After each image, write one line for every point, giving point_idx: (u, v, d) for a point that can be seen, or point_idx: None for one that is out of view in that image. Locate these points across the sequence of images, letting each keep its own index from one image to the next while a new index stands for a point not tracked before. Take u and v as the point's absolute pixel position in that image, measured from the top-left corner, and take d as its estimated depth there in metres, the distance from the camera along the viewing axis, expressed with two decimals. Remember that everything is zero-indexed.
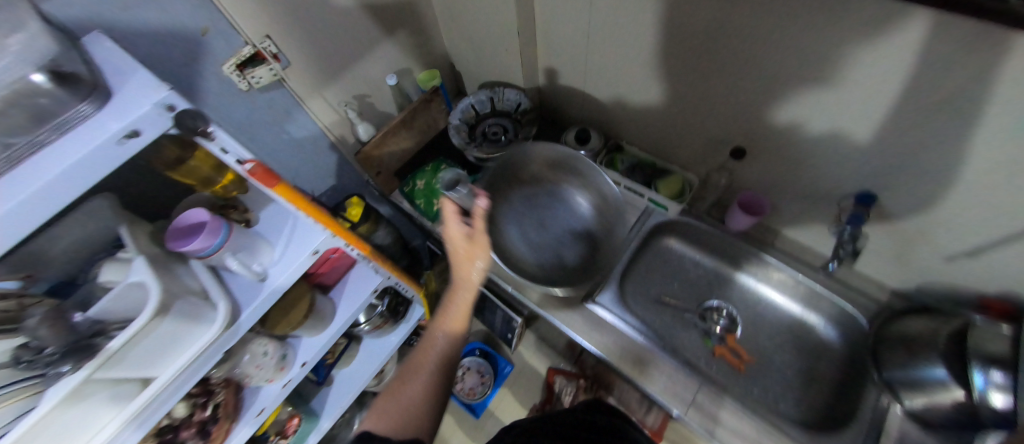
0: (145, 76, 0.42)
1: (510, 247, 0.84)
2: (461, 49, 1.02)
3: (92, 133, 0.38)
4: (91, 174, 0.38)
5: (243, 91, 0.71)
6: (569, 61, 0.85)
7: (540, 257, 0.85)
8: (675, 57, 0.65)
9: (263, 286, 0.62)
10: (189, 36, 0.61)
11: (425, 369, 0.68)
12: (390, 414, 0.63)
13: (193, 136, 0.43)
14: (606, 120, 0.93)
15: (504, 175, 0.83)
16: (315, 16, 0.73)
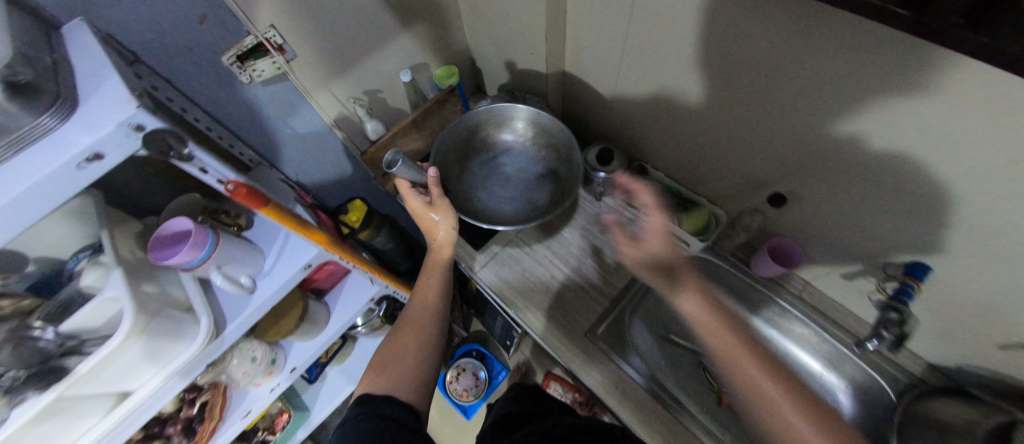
0: (118, 86, 0.37)
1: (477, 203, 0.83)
2: (483, 46, 0.95)
3: (51, 155, 0.34)
4: (49, 200, 0.34)
5: (245, 83, 0.66)
6: (600, 72, 0.77)
7: (511, 207, 0.82)
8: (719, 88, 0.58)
9: (252, 298, 0.59)
10: (184, 24, 0.56)
11: (415, 327, 0.72)
12: (385, 371, 0.65)
13: (167, 159, 0.38)
14: (632, 139, 0.86)
15: (456, 142, 0.85)
16: (326, 5, 0.67)
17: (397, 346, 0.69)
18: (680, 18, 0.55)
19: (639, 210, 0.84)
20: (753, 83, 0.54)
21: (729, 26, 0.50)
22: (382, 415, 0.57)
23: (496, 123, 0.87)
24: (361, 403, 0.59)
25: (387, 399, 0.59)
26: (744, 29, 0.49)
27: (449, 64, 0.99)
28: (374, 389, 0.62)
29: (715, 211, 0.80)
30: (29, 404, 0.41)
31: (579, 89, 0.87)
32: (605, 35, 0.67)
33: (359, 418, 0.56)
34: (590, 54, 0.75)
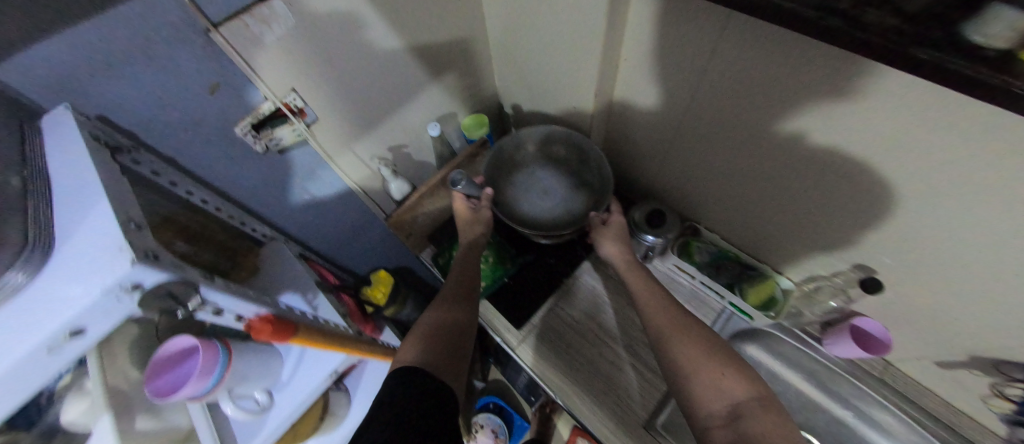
0: (105, 218, 0.28)
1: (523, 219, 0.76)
2: (516, 93, 0.88)
3: (12, 333, 0.25)
4: (10, 396, 0.26)
5: (260, 153, 0.58)
6: (651, 132, 0.70)
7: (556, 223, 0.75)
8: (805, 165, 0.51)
9: (268, 418, 0.50)
10: (193, 96, 0.48)
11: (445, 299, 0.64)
12: (423, 342, 0.57)
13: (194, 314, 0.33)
14: (683, 199, 0.78)
15: (500, 158, 0.76)
16: (353, 63, 0.59)
17: (432, 321, 0.61)
18: (762, 97, 0.47)
19: (694, 277, 0.75)
20: (858, 174, 0.46)
21: (831, 118, 0.43)
22: (427, 401, 0.49)
23: (535, 139, 0.76)
24: (401, 378, 0.51)
25: (431, 377, 0.52)
26: (847, 121, 0.42)
27: (479, 111, 0.91)
28: (413, 361, 0.53)
29: (781, 279, 0.72)
30: None
31: (623, 145, 0.79)
32: (664, 98, 0.60)
33: (400, 398, 0.49)
34: (641, 111, 0.68)
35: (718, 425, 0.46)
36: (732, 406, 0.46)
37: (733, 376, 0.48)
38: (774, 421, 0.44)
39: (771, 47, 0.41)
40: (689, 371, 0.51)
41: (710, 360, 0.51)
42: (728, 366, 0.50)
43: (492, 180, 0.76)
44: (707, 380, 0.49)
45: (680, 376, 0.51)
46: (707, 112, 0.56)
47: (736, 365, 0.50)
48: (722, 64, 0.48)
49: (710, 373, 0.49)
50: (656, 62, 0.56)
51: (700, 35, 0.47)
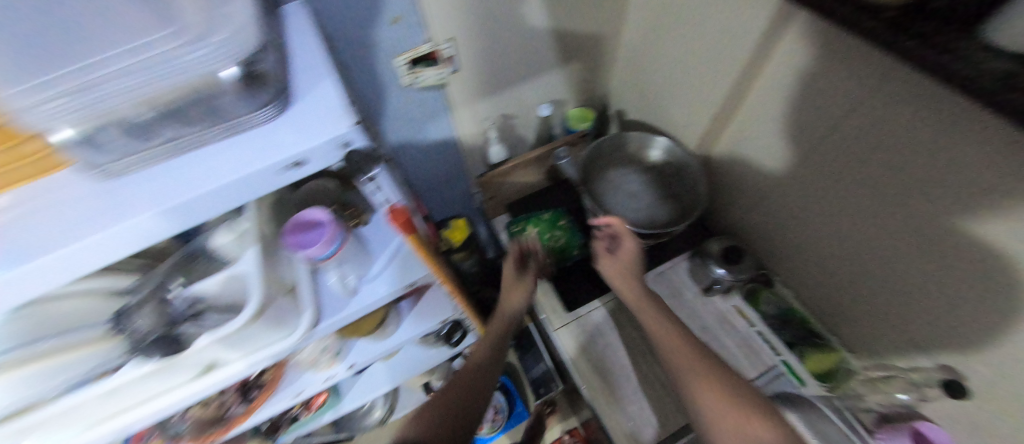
0: (331, 90, 0.35)
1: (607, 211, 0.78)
2: (627, 98, 0.91)
3: (260, 153, 0.32)
4: (233, 199, 0.33)
5: (404, 85, 0.66)
6: (753, 171, 0.70)
7: (635, 223, 0.76)
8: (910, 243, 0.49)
9: (352, 301, 0.58)
10: (379, 22, 0.56)
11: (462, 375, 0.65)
12: (429, 421, 0.57)
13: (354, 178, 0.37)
14: (767, 245, 0.77)
15: (602, 150, 0.80)
16: (504, 29, 0.66)
17: (445, 394, 0.62)
18: (893, 171, 0.46)
19: (752, 325, 0.75)
20: (973, 281, 0.43)
21: (963, 214, 0.41)
22: None
23: (638, 145, 0.81)
24: None
25: None
26: (976, 223, 0.40)
27: (586, 106, 0.95)
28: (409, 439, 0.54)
29: (849, 359, 0.68)
30: (132, 365, 0.43)
31: (719, 177, 0.79)
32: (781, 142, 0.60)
33: None
34: (750, 149, 0.68)
35: None
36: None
37: (759, 418, 0.47)
38: None
39: (921, 121, 0.40)
40: (713, 412, 0.50)
41: (733, 408, 0.49)
42: (752, 405, 0.48)
43: (588, 166, 0.80)
44: (733, 422, 0.48)
45: (704, 427, 0.50)
46: (825, 168, 0.55)
47: (763, 408, 0.48)
48: (862, 127, 0.47)
49: (733, 415, 0.48)
50: (787, 106, 0.56)
51: (846, 92, 0.47)
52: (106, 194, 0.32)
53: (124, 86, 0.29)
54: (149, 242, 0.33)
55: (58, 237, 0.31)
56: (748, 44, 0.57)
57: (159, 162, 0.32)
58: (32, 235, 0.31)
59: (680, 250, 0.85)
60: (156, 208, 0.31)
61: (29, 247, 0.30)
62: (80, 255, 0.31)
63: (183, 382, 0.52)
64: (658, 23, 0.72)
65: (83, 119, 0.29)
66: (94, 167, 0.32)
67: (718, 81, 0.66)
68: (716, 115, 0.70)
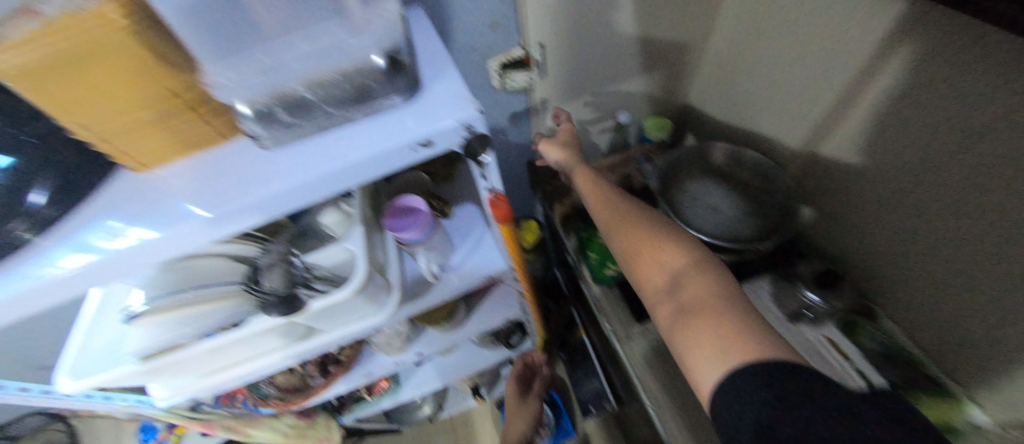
0: (455, 82, 0.38)
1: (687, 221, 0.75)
2: (711, 108, 0.88)
3: (394, 133, 0.35)
4: (363, 173, 0.36)
5: (494, 87, 0.71)
6: (857, 190, 0.64)
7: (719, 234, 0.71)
8: None
9: (434, 287, 0.61)
10: (479, 28, 0.60)
11: None
12: None
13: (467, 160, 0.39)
14: (872, 274, 0.69)
15: (684, 161, 0.80)
16: (592, 37, 0.67)
17: None
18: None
19: (850, 361, 0.66)
20: None
21: None
22: None
23: (724, 159, 0.79)
24: None
25: None
26: None
27: (663, 115, 0.94)
28: None
29: (977, 413, 0.58)
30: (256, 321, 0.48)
31: (815, 194, 0.74)
32: (887, 158, 0.56)
33: None
34: (853, 164, 0.62)
35: (660, 300, 0.44)
36: (675, 275, 0.43)
37: (672, 245, 0.45)
38: (709, 284, 0.41)
39: None
40: (634, 252, 0.47)
41: (649, 239, 0.46)
42: (666, 234, 0.46)
43: (667, 174, 0.78)
44: (650, 257, 0.45)
45: (629, 269, 0.48)
46: (941, 188, 0.49)
47: (673, 233, 0.46)
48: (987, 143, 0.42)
49: (652, 250, 0.45)
50: (893, 118, 0.52)
51: (967, 104, 0.43)
52: (263, 162, 0.37)
53: (297, 69, 0.33)
54: (291, 209, 0.37)
55: (225, 197, 0.36)
56: (859, 50, 0.53)
57: (306, 138, 0.36)
58: (205, 193, 0.37)
59: (765, 270, 0.78)
60: (303, 176, 0.35)
61: (206, 202, 0.36)
62: (238, 214, 0.35)
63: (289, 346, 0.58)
64: (750, 31, 0.70)
65: (258, 96, 0.33)
66: (256, 140, 0.36)
67: (818, 90, 0.62)
68: (815, 126, 0.66)
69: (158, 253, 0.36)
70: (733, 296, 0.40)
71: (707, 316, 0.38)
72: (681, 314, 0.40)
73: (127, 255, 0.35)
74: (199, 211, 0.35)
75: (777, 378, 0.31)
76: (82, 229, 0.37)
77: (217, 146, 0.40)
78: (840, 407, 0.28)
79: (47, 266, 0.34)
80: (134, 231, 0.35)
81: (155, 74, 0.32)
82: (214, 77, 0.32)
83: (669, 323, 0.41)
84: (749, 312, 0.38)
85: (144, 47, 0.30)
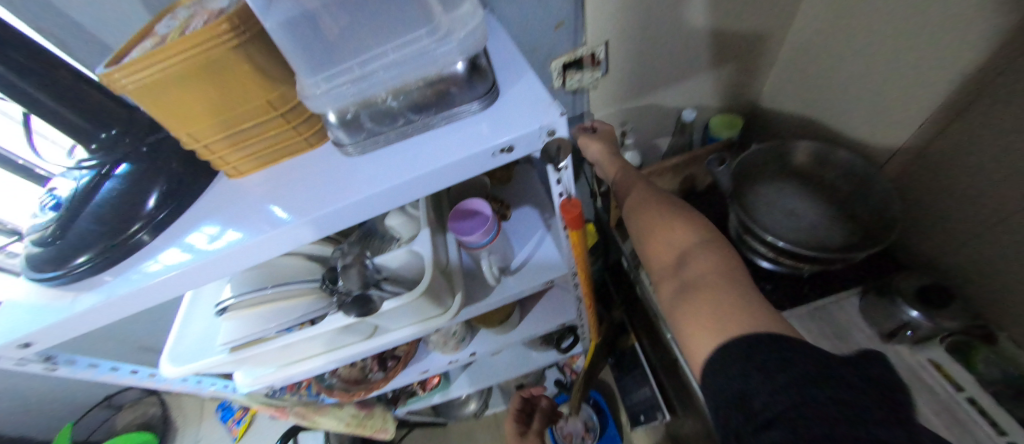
0: (534, 85, 0.37)
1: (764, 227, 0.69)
2: (790, 103, 0.80)
3: (474, 138, 0.35)
4: (442, 179, 0.36)
5: (555, 87, 0.69)
6: (975, 194, 0.56)
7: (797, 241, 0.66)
8: None
9: (494, 290, 0.60)
10: (545, 28, 0.59)
11: None
12: None
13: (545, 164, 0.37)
14: (990, 291, 0.60)
15: (760, 160, 0.73)
16: (662, 32, 0.64)
17: None
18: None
19: (960, 389, 0.58)
20: None
21: None
22: None
23: (807, 158, 0.71)
24: None
25: None
26: None
27: (732, 112, 0.88)
28: None
29: None
30: (330, 318, 0.50)
31: (918, 199, 0.65)
32: (1018, 161, 0.48)
33: None
34: (972, 166, 0.54)
35: (665, 271, 0.46)
36: (682, 253, 0.45)
37: (683, 225, 0.47)
38: (715, 260, 0.43)
39: None
40: (647, 233, 0.50)
41: (666, 217, 0.48)
42: (676, 215, 0.48)
43: (741, 175, 0.72)
44: (660, 236, 0.48)
45: (640, 243, 0.51)
46: None
47: (686, 215, 0.48)
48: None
49: (662, 229, 0.48)
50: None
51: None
52: (346, 167, 0.38)
53: (382, 79, 0.33)
54: (370, 215, 0.38)
55: (310, 202, 0.37)
56: (990, 35, 0.46)
57: (388, 144, 0.37)
58: (291, 198, 0.38)
59: (850, 285, 0.72)
60: (385, 182, 0.35)
61: (292, 207, 0.37)
62: (322, 219, 0.37)
63: (356, 343, 0.59)
64: (843, 18, 0.63)
65: (346, 104, 0.34)
66: (339, 145, 0.37)
67: (932, 82, 0.55)
68: (924, 122, 0.58)
69: (247, 256, 0.38)
70: (732, 274, 0.41)
71: (705, 288, 0.40)
72: (685, 285, 0.42)
73: (221, 257, 0.37)
74: (286, 215, 0.37)
75: (762, 345, 0.32)
76: (181, 232, 0.39)
77: (304, 155, 0.42)
78: (818, 371, 0.29)
79: (152, 264, 0.37)
80: (226, 234, 0.38)
81: (254, 86, 0.34)
82: (307, 88, 0.33)
83: (672, 296, 0.44)
84: (745, 287, 0.39)
85: (245, 60, 0.32)
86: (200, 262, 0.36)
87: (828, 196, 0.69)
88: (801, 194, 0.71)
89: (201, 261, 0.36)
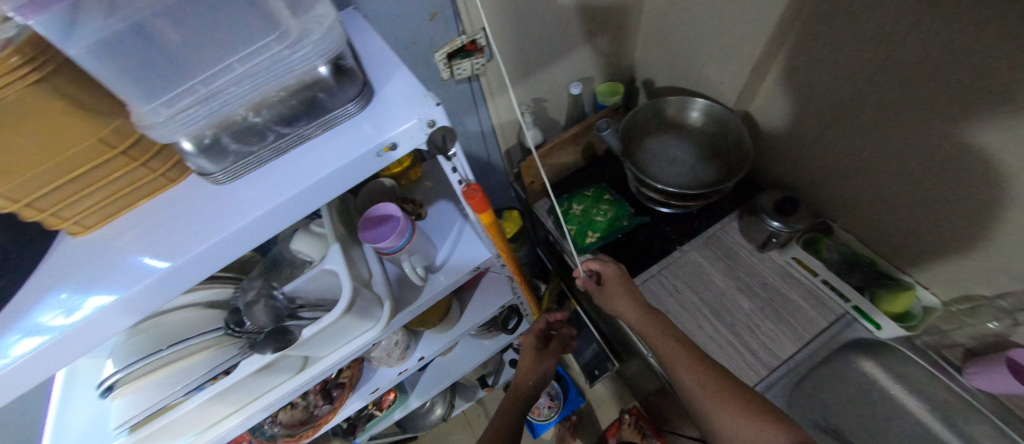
0: (407, 79, 0.38)
1: (653, 178, 0.78)
2: (657, 64, 0.90)
3: (355, 141, 0.34)
4: (331, 188, 0.35)
5: (443, 79, 0.69)
6: (802, 115, 0.69)
7: (681, 184, 0.76)
8: (993, 153, 0.48)
9: (423, 289, 0.60)
10: (419, 20, 0.59)
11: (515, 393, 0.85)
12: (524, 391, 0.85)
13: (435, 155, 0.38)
14: (828, 191, 0.74)
15: (641, 119, 0.81)
16: (536, 11, 0.67)
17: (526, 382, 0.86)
18: (966, 82, 0.46)
19: (815, 274, 0.73)
20: None
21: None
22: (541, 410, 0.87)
23: (676, 110, 0.80)
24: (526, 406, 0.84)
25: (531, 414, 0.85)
26: None
27: (613, 79, 0.96)
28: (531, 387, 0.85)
29: (926, 295, 0.67)
30: (247, 362, 0.46)
31: (762, 129, 0.79)
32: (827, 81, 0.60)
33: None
34: (797, 90, 0.67)
35: None
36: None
37: (764, 426, 0.49)
38: None
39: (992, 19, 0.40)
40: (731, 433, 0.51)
41: (739, 407, 0.51)
42: (752, 410, 0.51)
43: (627, 136, 0.80)
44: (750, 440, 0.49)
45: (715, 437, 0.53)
46: (885, 89, 0.54)
47: (760, 413, 0.50)
48: (938, 39, 0.46)
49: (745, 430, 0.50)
50: (834, 38, 0.56)
51: (909, 12, 0.47)
52: (218, 197, 0.35)
53: (237, 94, 0.30)
54: (262, 240, 0.36)
55: (186, 241, 0.33)
56: None
57: (262, 164, 0.35)
58: (161, 243, 0.34)
59: (730, 210, 0.84)
60: (269, 204, 0.33)
61: (162, 254, 0.33)
62: (206, 257, 0.34)
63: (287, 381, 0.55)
64: None
65: (201, 128, 0.31)
66: (206, 175, 0.34)
67: (756, 30, 0.66)
68: (758, 63, 0.70)
69: (117, 317, 0.33)
70: None
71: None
72: None
73: (84, 326, 0.32)
74: (156, 264, 0.33)
75: None
76: (21, 312, 0.33)
77: (168, 193, 0.37)
78: None
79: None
80: (87, 300, 0.32)
81: (74, 125, 0.29)
82: (144, 117, 0.29)
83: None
84: None
85: (54, 96, 0.28)
86: (58, 337, 0.31)
87: (698, 140, 0.79)
88: (677, 143, 0.81)
89: (58, 336, 0.31)
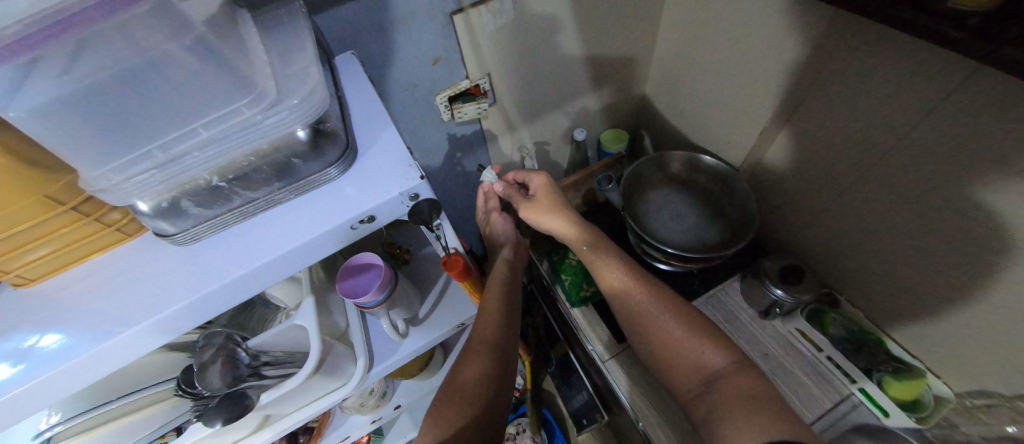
0: (395, 144, 0.35)
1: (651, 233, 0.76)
2: (664, 114, 0.89)
3: (329, 212, 0.32)
4: (299, 259, 0.32)
5: (444, 120, 0.68)
6: (810, 184, 0.67)
7: (679, 242, 0.74)
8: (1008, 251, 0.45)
9: (402, 345, 0.56)
10: (422, 64, 0.57)
11: (475, 358, 0.52)
12: (486, 359, 0.52)
13: (417, 224, 0.36)
14: (836, 261, 0.70)
15: (644, 171, 0.79)
16: (542, 60, 0.66)
17: (483, 329, 0.54)
18: (982, 173, 0.43)
19: (820, 350, 0.70)
20: None
21: None
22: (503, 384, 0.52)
23: (680, 165, 0.79)
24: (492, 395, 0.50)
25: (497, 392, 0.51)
26: None
27: (618, 125, 0.95)
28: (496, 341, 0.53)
29: (938, 384, 0.64)
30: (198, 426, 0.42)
31: (768, 190, 0.76)
32: (835, 153, 0.59)
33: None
34: (804, 158, 0.65)
35: (698, 391, 0.45)
36: (711, 375, 0.45)
37: (709, 344, 0.47)
38: (751, 380, 0.43)
39: (1006, 120, 0.39)
40: (676, 348, 0.48)
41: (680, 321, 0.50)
42: (698, 330, 0.48)
43: (629, 188, 0.78)
44: (694, 357, 0.47)
45: (654, 353, 0.50)
46: (894, 171, 0.52)
47: (706, 331, 0.48)
48: (954, 125, 0.43)
49: (689, 346, 0.48)
50: (843, 114, 0.55)
51: (923, 93, 0.44)
52: (175, 263, 0.32)
53: (199, 159, 0.28)
54: (217, 311, 0.32)
55: (123, 313, 0.30)
56: (797, 53, 0.56)
57: (224, 227, 0.32)
58: (92, 314, 0.30)
59: (732, 271, 0.81)
60: (229, 275, 0.30)
61: (87, 329, 0.29)
62: (143, 335, 0.30)
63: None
64: (695, 40, 0.71)
65: (159, 192, 0.28)
66: (163, 236, 0.31)
67: (766, 94, 0.64)
68: (766, 127, 0.68)
69: (40, 399, 0.28)
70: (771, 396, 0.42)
71: (741, 412, 0.40)
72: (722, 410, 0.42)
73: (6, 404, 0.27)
74: (80, 341, 0.29)
75: None
76: None
77: (123, 246, 0.35)
78: None
79: None
80: (34, 346, 0.29)
81: (20, 180, 0.27)
82: (93, 182, 0.26)
83: (706, 422, 0.43)
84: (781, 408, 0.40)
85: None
86: (32, 382, 0.27)
87: (699, 197, 0.77)
88: (679, 199, 0.79)
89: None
